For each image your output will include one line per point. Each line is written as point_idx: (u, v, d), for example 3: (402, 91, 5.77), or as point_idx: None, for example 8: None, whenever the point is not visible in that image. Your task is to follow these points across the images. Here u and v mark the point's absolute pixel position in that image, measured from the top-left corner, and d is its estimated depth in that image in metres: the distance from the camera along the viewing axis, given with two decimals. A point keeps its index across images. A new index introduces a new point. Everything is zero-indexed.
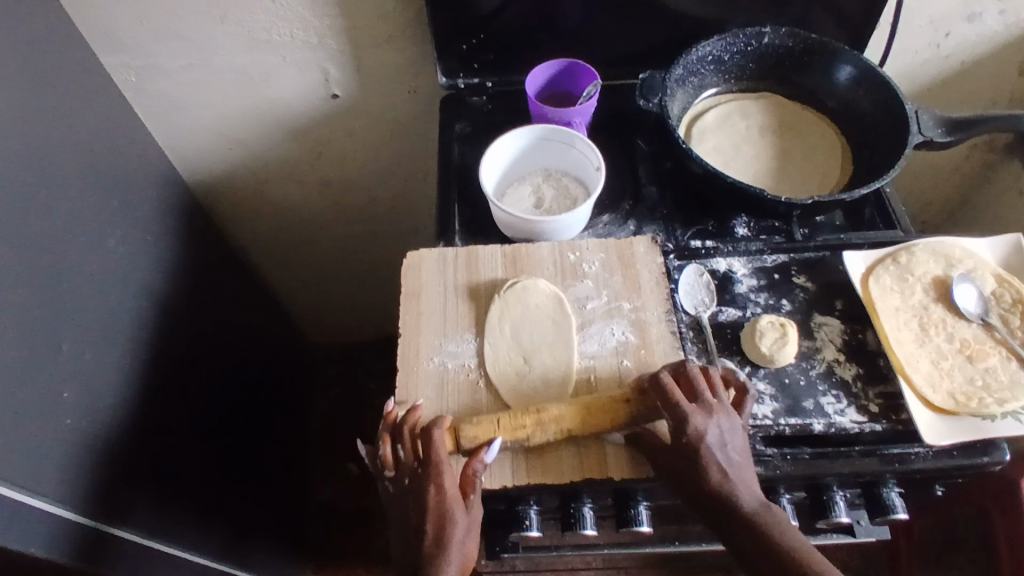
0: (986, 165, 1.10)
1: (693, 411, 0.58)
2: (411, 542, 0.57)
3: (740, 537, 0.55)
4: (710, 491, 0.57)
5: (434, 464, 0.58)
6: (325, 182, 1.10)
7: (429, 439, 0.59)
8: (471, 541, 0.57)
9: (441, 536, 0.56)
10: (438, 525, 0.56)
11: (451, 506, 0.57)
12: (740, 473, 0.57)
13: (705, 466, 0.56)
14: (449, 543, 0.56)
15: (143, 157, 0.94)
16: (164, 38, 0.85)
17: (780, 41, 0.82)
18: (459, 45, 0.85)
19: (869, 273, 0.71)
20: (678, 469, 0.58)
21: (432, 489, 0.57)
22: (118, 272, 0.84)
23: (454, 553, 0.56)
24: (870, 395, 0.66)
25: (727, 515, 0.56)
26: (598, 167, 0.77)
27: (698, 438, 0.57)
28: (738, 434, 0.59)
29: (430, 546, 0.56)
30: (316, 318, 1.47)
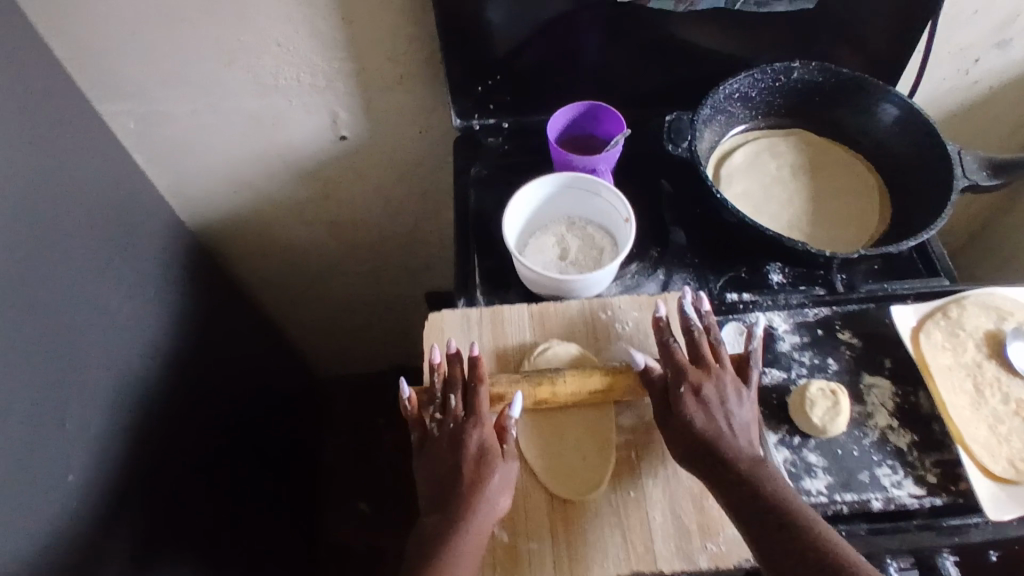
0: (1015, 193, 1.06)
1: (701, 374, 0.61)
2: (445, 486, 0.58)
3: (739, 491, 0.56)
4: (711, 445, 0.58)
5: (482, 415, 0.61)
6: (333, 220, 1.06)
7: (477, 391, 0.61)
8: (506, 493, 0.59)
9: (480, 482, 0.57)
10: (480, 470, 0.58)
11: (495, 456, 0.59)
12: (742, 430, 0.59)
13: (694, 415, 0.59)
14: (486, 491, 0.58)
15: (147, 206, 0.90)
16: (170, 84, 0.80)
17: (811, 76, 0.78)
18: (474, 87, 0.81)
19: (920, 328, 0.68)
20: (678, 425, 0.59)
21: (477, 437, 0.60)
22: (121, 333, 0.78)
23: (491, 504, 0.57)
24: (927, 464, 0.62)
25: (724, 469, 0.57)
26: (626, 219, 0.72)
27: (694, 389, 0.60)
28: (745, 402, 0.61)
29: (470, 491, 0.57)
30: (323, 352, 1.42)
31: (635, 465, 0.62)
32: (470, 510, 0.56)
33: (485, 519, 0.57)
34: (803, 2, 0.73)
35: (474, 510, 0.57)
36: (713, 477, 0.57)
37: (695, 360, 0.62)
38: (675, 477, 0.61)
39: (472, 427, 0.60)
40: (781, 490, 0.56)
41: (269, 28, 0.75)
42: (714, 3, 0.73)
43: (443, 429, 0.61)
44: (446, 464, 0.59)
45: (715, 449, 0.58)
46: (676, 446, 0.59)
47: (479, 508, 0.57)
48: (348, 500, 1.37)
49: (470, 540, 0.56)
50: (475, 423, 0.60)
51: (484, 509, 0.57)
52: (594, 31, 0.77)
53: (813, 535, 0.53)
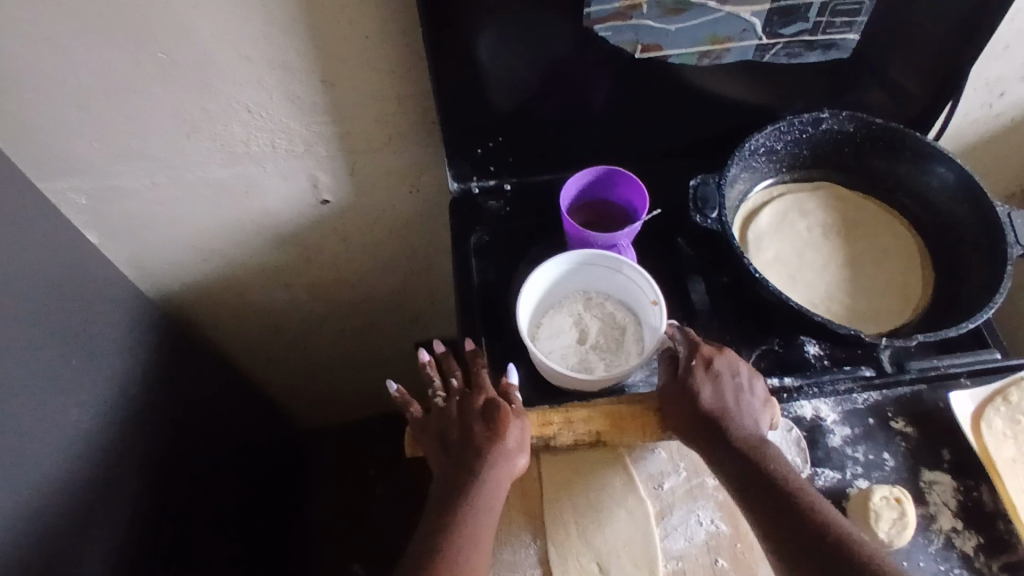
0: None
1: (714, 349, 0.60)
2: (455, 447, 0.59)
3: (736, 464, 0.57)
4: (715, 419, 0.58)
5: (485, 381, 0.62)
6: (313, 281, 0.96)
7: (477, 366, 0.64)
8: (523, 450, 0.59)
9: (492, 438, 0.58)
10: (491, 426, 0.59)
11: (503, 413, 0.59)
12: (749, 405, 0.59)
13: (703, 389, 0.59)
14: (500, 445, 0.58)
15: (107, 286, 0.79)
16: (122, 158, 0.70)
17: (840, 126, 0.72)
18: (473, 149, 0.73)
19: (979, 417, 0.62)
20: (684, 400, 0.59)
21: (484, 400, 0.61)
22: (84, 446, 0.68)
23: (506, 457, 0.58)
24: (995, 570, 0.57)
25: (724, 441, 0.58)
26: (655, 300, 0.65)
27: (706, 362, 0.59)
28: (755, 379, 0.60)
29: (483, 446, 0.58)
30: (306, 406, 1.32)
31: None
32: (486, 464, 0.57)
33: (500, 472, 0.58)
34: (835, 53, 0.69)
35: (488, 469, 0.57)
36: (714, 450, 0.58)
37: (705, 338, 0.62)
38: None
39: (475, 392, 0.61)
40: (786, 469, 0.56)
41: (237, 92, 0.65)
42: (742, 54, 0.68)
43: (450, 401, 0.62)
44: (455, 429, 0.60)
45: (718, 422, 0.58)
46: (680, 424, 0.59)
47: (496, 465, 0.58)
48: (341, 563, 1.28)
49: (486, 496, 0.56)
50: (479, 388, 0.62)
51: (499, 464, 0.58)
52: (608, 87, 0.69)
53: (810, 509, 0.53)
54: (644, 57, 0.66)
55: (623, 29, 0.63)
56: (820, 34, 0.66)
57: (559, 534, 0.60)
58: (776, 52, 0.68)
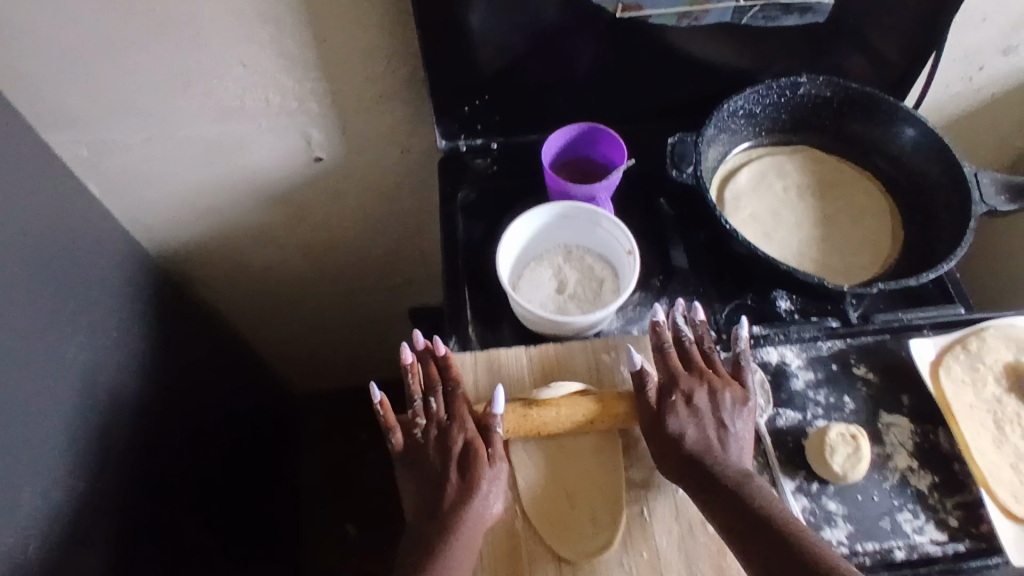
0: None
1: (695, 385, 0.61)
2: (433, 491, 0.59)
3: (725, 503, 0.56)
4: (699, 455, 0.58)
5: (465, 418, 0.61)
6: (308, 242, 1.00)
7: (456, 392, 0.62)
8: (500, 499, 0.59)
9: (470, 487, 0.58)
10: (467, 473, 0.59)
11: (480, 461, 0.59)
12: (733, 439, 0.59)
13: (684, 426, 0.59)
14: (477, 497, 0.58)
15: (104, 238, 0.83)
16: (120, 112, 0.73)
17: (817, 91, 0.74)
18: (460, 107, 0.76)
19: (939, 363, 0.65)
20: (666, 436, 0.59)
21: (463, 440, 0.60)
22: (82, 385, 0.72)
23: (482, 509, 0.58)
24: (948, 506, 0.60)
25: (712, 478, 0.57)
26: (631, 251, 0.68)
27: (686, 398, 0.60)
28: (742, 411, 0.60)
29: (461, 494, 0.58)
30: (301, 371, 1.36)
31: (647, 523, 0.59)
32: (459, 516, 0.57)
33: (476, 524, 0.58)
34: (812, 16, 0.71)
35: (461, 516, 0.57)
36: (703, 489, 0.57)
37: (691, 370, 0.63)
38: (690, 534, 0.58)
39: (454, 429, 0.61)
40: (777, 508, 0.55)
41: (231, 47, 0.68)
42: (721, 16, 0.69)
43: (427, 434, 0.62)
44: (432, 470, 0.60)
45: (703, 459, 0.58)
46: (666, 461, 0.59)
47: (470, 514, 0.57)
48: (333, 522, 1.32)
49: (460, 545, 0.56)
50: (459, 425, 0.61)
51: (476, 515, 0.58)
52: (590, 47, 0.72)
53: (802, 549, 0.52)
54: (626, 16, 0.69)
55: None
56: None
57: (530, 466, 0.62)
58: (754, 15, 0.70)
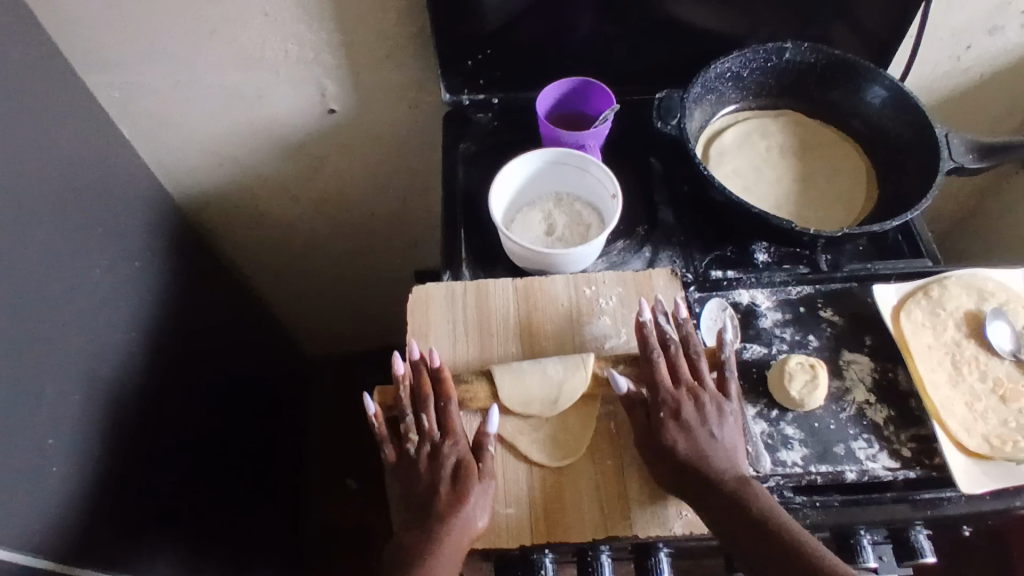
0: (986, 192, 1.06)
1: (681, 397, 0.62)
2: (422, 505, 0.60)
3: (725, 516, 0.57)
4: (693, 467, 0.59)
5: (457, 434, 0.62)
6: (320, 197, 1.06)
7: (448, 407, 0.63)
8: (486, 514, 0.59)
9: (457, 500, 0.59)
10: (457, 486, 0.59)
11: (471, 474, 0.60)
12: (724, 447, 0.60)
13: (676, 439, 0.60)
14: (464, 511, 0.58)
15: (130, 178, 0.89)
16: (151, 56, 0.80)
17: (801, 56, 0.78)
18: (464, 62, 0.81)
19: (900, 307, 0.68)
20: (658, 449, 0.60)
21: (455, 458, 0.61)
22: (101, 304, 0.78)
23: (469, 523, 0.58)
24: (902, 439, 0.63)
25: (709, 487, 0.58)
26: (615, 195, 0.73)
27: (675, 413, 0.61)
28: (728, 419, 0.61)
29: (448, 506, 0.59)
30: (312, 331, 1.42)
31: (615, 437, 0.63)
32: (449, 528, 0.58)
33: (462, 538, 0.58)
34: None
35: (451, 527, 0.58)
36: (702, 501, 0.58)
37: (680, 386, 0.62)
38: None
39: (447, 445, 0.62)
40: (783, 524, 0.57)
41: None
42: None
43: (419, 450, 0.62)
44: (424, 484, 0.61)
45: (699, 471, 0.59)
46: (661, 474, 0.60)
47: (458, 526, 0.58)
48: (334, 476, 1.37)
49: (451, 554, 0.58)
50: (450, 439, 0.62)
51: (463, 528, 0.58)
52: (585, 6, 0.77)
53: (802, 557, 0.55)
54: None
55: None
56: None
57: None
58: None
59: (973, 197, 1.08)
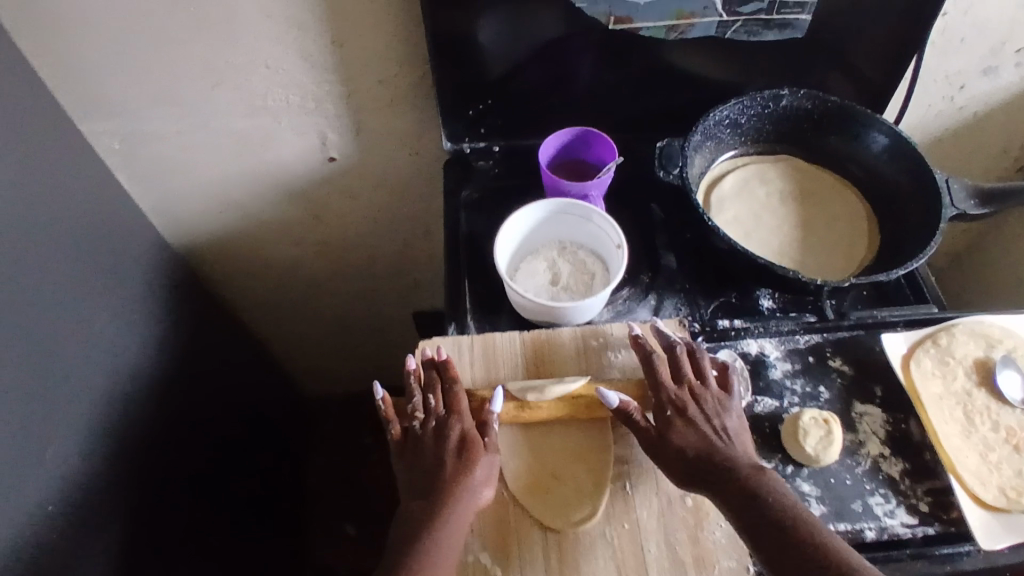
0: (985, 228, 1.06)
1: (680, 392, 0.63)
2: (426, 479, 0.61)
3: (734, 498, 0.57)
4: (700, 456, 0.60)
5: (462, 411, 0.63)
6: (321, 239, 1.04)
7: (454, 390, 0.64)
8: (490, 486, 0.61)
9: (463, 473, 0.60)
10: (462, 460, 0.61)
11: (476, 448, 0.61)
12: (730, 438, 0.61)
13: (682, 434, 0.61)
14: (470, 484, 0.60)
15: (131, 228, 0.88)
16: (154, 106, 0.79)
17: (799, 103, 0.79)
18: (466, 110, 0.81)
19: (910, 356, 0.68)
20: (666, 443, 0.61)
21: (459, 433, 0.62)
22: (99, 357, 0.76)
23: (474, 495, 0.60)
24: (918, 493, 0.63)
25: (717, 473, 0.58)
26: (620, 246, 0.72)
27: (679, 409, 0.62)
28: (732, 412, 0.62)
29: (452, 480, 0.60)
30: (311, 373, 1.40)
31: (629, 497, 0.62)
32: (454, 498, 0.59)
33: (466, 509, 0.59)
34: (790, 32, 0.75)
35: (456, 498, 0.59)
36: (710, 486, 0.58)
37: (682, 385, 0.63)
38: (669, 509, 0.61)
39: (452, 422, 0.63)
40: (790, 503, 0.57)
41: (257, 48, 0.74)
42: (705, 31, 0.74)
43: (425, 426, 0.63)
44: (429, 458, 0.62)
45: (707, 460, 0.59)
46: (670, 465, 0.60)
47: (461, 498, 0.59)
48: (334, 521, 1.34)
49: (454, 527, 0.58)
50: (455, 417, 0.63)
51: (469, 501, 0.60)
52: (588, 57, 0.77)
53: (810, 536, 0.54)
54: (617, 28, 0.74)
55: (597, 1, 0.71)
56: (776, 14, 0.73)
57: (514, 448, 0.65)
58: (737, 30, 0.75)
59: (972, 233, 1.08)
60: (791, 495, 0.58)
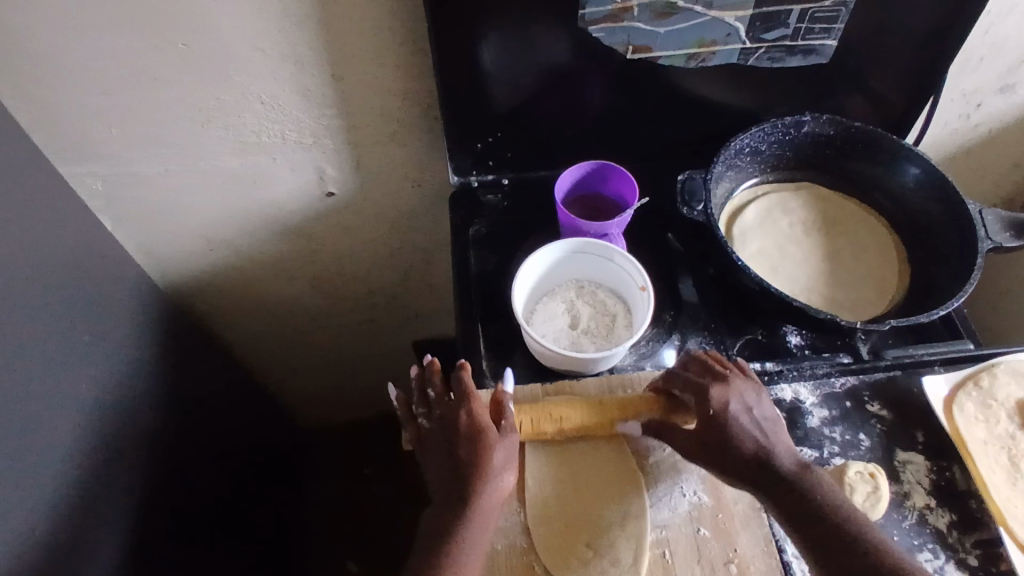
0: None
1: (714, 385, 0.59)
2: (443, 475, 0.58)
3: (785, 496, 0.57)
4: (748, 456, 0.58)
5: (470, 394, 0.60)
6: (318, 273, 0.99)
7: (459, 374, 0.60)
8: (509, 468, 0.59)
9: (477, 464, 0.57)
10: (475, 445, 0.58)
11: (488, 430, 0.59)
12: (770, 431, 0.59)
13: (730, 434, 0.58)
14: (487, 476, 0.57)
15: (119, 272, 0.82)
16: (141, 145, 0.74)
17: (821, 129, 0.75)
18: (473, 144, 0.77)
19: (952, 399, 0.65)
20: (713, 445, 0.59)
21: (468, 415, 0.59)
22: (92, 418, 0.71)
23: (494, 479, 0.58)
24: (967, 545, 0.59)
25: (766, 473, 0.58)
26: (644, 287, 0.68)
27: (721, 408, 0.58)
28: (765, 401, 0.60)
29: (469, 473, 0.57)
30: (307, 405, 1.35)
31: (670, 566, 0.59)
32: (473, 486, 0.57)
33: (488, 495, 0.57)
34: (815, 58, 0.72)
35: (475, 486, 0.57)
36: (761, 485, 0.58)
37: (703, 375, 0.61)
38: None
39: (459, 406, 0.60)
40: (828, 487, 0.57)
41: (252, 83, 0.69)
42: (727, 58, 0.71)
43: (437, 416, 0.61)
44: (443, 447, 0.59)
45: (757, 460, 0.58)
46: (719, 466, 0.59)
47: (480, 484, 0.57)
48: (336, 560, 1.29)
49: (480, 518, 0.56)
50: (462, 402, 0.60)
51: (489, 487, 0.57)
52: (602, 88, 0.74)
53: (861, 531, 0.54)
54: (635, 57, 0.70)
55: (615, 31, 0.67)
56: (800, 40, 0.70)
57: (544, 510, 0.61)
58: (759, 56, 0.71)
59: None
60: (834, 485, 0.58)
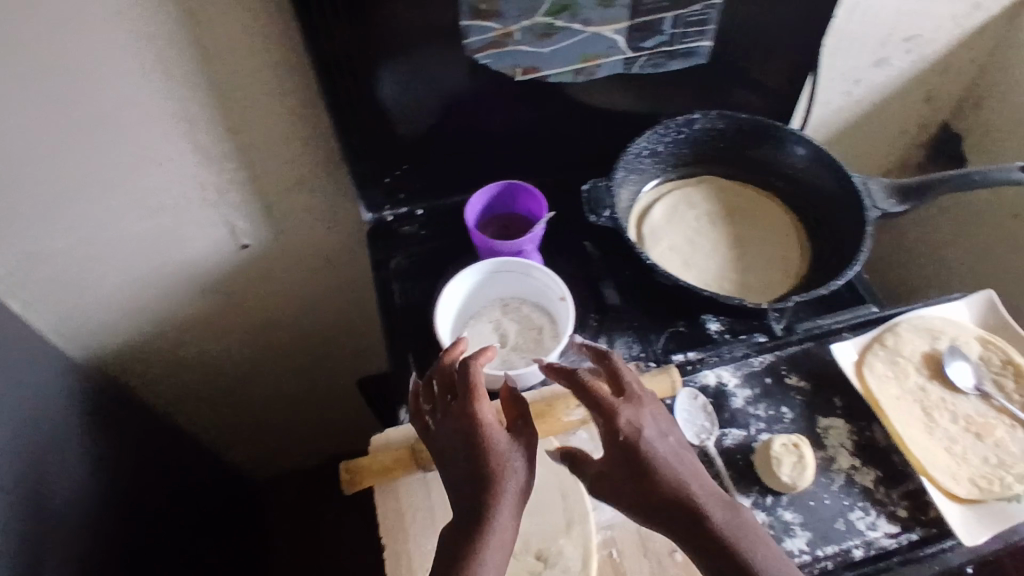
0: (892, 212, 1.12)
1: (620, 404, 0.52)
2: (461, 480, 0.52)
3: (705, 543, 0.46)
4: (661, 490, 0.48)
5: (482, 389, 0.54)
6: (247, 326, 0.98)
7: (470, 363, 0.55)
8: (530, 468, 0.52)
9: (498, 468, 0.51)
10: (490, 443, 0.52)
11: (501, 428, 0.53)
12: (682, 462, 0.50)
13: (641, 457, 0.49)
14: (513, 478, 0.50)
15: (35, 354, 0.79)
16: (36, 222, 0.72)
17: (711, 124, 0.79)
18: (382, 178, 0.78)
19: (862, 362, 0.69)
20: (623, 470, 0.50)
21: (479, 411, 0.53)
22: (30, 508, 0.68)
23: (516, 481, 0.50)
24: (895, 498, 0.63)
25: (683, 515, 0.47)
26: (564, 296, 0.70)
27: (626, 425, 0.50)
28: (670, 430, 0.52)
29: (488, 475, 0.50)
30: (257, 462, 1.32)
31: (620, 565, 0.60)
32: (492, 488, 0.50)
33: (509, 499, 0.50)
34: (695, 59, 0.76)
35: (496, 488, 0.50)
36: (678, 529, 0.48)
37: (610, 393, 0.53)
38: (661, 569, 0.59)
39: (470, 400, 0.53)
40: (753, 537, 0.47)
41: (145, 146, 0.68)
42: (613, 69, 0.74)
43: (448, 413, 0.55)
44: (456, 446, 0.53)
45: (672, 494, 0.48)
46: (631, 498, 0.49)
47: (499, 486, 0.50)
48: None
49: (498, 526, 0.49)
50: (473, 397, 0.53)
51: (508, 490, 0.50)
52: (499, 111, 0.76)
53: None
54: (525, 78, 0.73)
55: (502, 56, 0.70)
56: (678, 44, 0.74)
57: None
58: (642, 64, 0.75)
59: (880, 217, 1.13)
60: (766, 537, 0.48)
